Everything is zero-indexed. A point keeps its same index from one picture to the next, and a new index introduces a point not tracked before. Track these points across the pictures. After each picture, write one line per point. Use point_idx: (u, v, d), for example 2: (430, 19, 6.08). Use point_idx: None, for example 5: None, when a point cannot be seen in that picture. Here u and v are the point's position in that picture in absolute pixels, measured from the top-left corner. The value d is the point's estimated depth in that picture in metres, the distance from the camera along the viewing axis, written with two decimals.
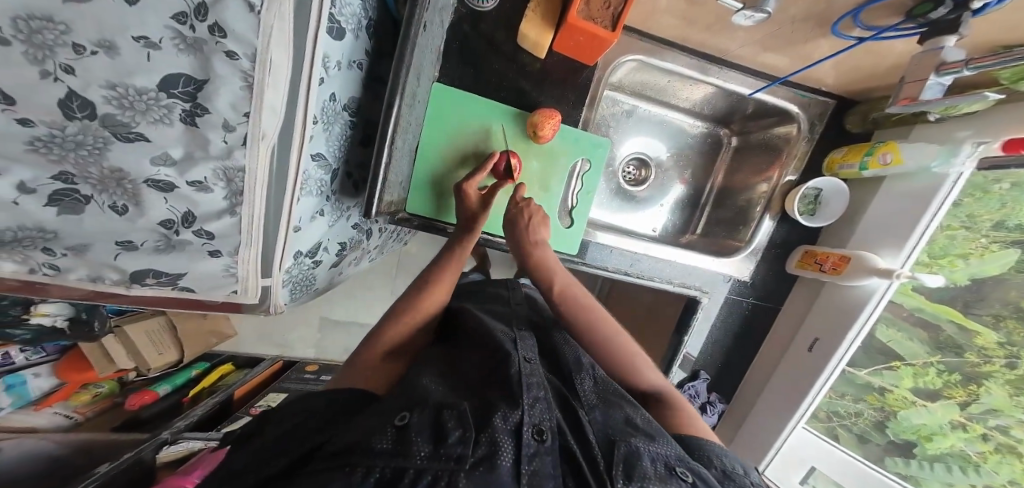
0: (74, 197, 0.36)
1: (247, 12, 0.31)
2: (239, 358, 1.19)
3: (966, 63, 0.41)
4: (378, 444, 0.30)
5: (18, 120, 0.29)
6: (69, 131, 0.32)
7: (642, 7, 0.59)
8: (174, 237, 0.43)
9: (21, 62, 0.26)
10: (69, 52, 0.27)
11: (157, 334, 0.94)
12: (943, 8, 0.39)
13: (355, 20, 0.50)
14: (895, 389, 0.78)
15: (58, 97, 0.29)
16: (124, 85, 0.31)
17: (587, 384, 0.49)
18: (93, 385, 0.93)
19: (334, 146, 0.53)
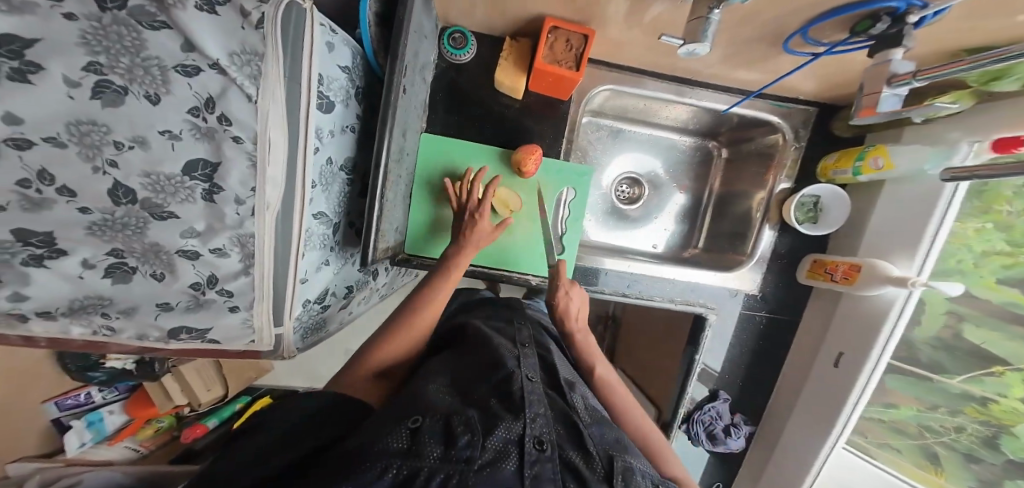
0: (124, 268, 0.45)
1: (246, 102, 0.39)
2: (277, 391, 1.19)
3: (913, 75, 0.38)
4: (391, 443, 0.32)
5: (80, 209, 0.40)
6: (118, 214, 0.41)
7: (606, 42, 0.63)
8: (201, 297, 0.50)
9: (77, 161, 0.37)
10: (112, 149, 0.37)
11: (207, 371, 1.05)
12: (881, 24, 0.37)
13: (344, 92, 0.56)
14: (1001, 400, 0.64)
15: (107, 188, 0.39)
16: (157, 173, 0.40)
17: (582, 404, 0.51)
18: (155, 420, 1.02)
19: (335, 202, 0.59)
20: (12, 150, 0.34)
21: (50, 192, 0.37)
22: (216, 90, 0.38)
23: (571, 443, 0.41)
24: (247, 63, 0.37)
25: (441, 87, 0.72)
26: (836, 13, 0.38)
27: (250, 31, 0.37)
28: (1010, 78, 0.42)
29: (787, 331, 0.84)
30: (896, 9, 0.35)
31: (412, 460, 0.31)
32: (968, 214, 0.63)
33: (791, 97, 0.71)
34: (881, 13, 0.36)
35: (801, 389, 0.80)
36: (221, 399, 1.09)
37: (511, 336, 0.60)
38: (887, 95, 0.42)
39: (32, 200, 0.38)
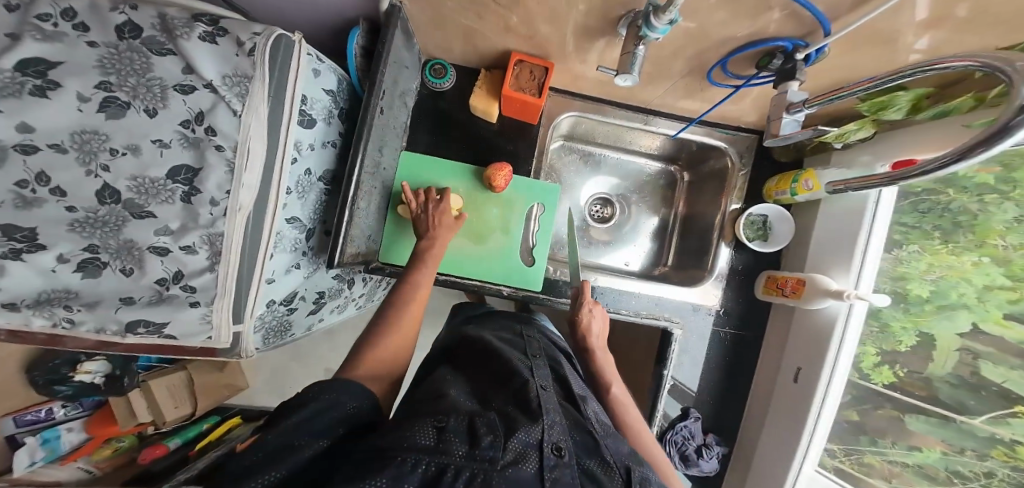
0: (95, 263, 0.47)
1: (232, 115, 0.45)
2: (248, 411, 1.18)
3: (806, 102, 0.43)
4: (420, 439, 0.31)
5: (67, 207, 0.44)
6: (100, 213, 0.45)
7: (568, 74, 0.70)
8: (165, 292, 0.50)
9: (75, 165, 0.43)
10: (107, 155, 0.44)
11: (178, 389, 0.99)
12: (777, 60, 0.44)
13: (327, 111, 0.60)
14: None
15: (96, 189, 0.44)
16: (143, 177, 0.45)
17: (594, 415, 0.52)
18: (115, 440, 0.99)
19: (310, 209, 0.63)
20: (18, 155, 0.41)
21: (44, 192, 0.43)
22: (206, 106, 0.45)
23: (588, 453, 0.42)
24: (236, 83, 0.45)
25: (423, 111, 0.79)
26: (742, 51, 0.45)
27: (242, 58, 0.45)
28: (896, 107, 0.48)
29: (753, 347, 0.86)
30: (785, 47, 0.43)
31: (441, 455, 0.30)
32: (963, 248, 0.60)
33: (737, 126, 0.78)
34: (776, 50, 0.43)
35: (767, 403, 0.80)
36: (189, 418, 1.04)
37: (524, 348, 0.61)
38: (788, 120, 0.46)
39: (25, 199, 0.43)
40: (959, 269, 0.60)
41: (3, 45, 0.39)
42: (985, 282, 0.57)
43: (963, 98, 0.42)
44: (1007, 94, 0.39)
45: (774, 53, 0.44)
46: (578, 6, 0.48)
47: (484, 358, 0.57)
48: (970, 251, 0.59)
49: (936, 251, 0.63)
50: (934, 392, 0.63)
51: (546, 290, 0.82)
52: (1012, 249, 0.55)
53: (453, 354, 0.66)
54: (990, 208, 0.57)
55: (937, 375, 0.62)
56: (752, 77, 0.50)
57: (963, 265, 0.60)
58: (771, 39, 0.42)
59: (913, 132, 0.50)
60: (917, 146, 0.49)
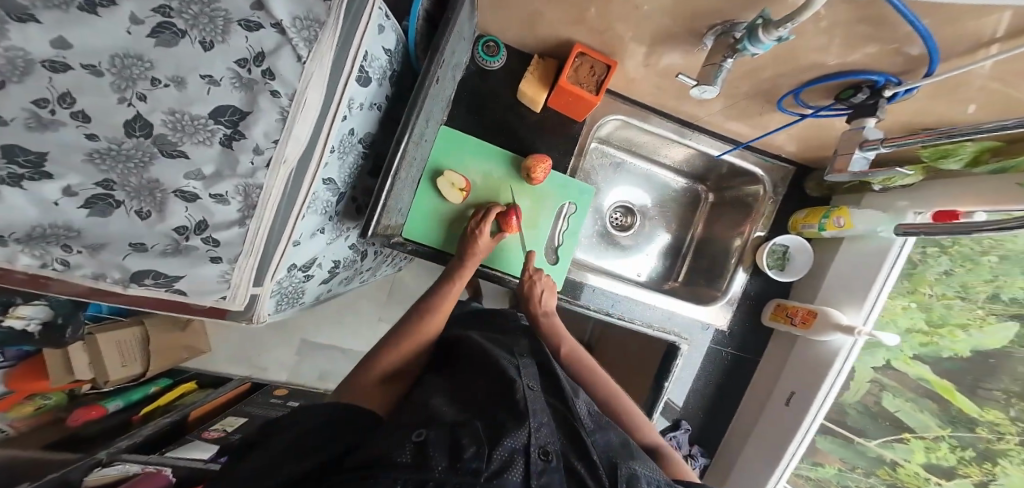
0: (107, 201, 0.40)
1: (295, 62, 0.38)
2: (204, 377, 1.16)
3: (884, 141, 0.46)
4: (397, 457, 0.34)
5: (87, 134, 0.35)
6: (125, 146, 0.37)
7: (623, 76, 0.69)
8: (183, 242, 0.45)
9: (108, 91, 0.34)
10: (145, 84, 0.34)
11: (128, 346, 0.95)
12: (861, 94, 0.45)
13: (381, 72, 0.56)
14: (907, 465, 0.76)
15: (126, 118, 0.35)
16: (182, 112, 0.37)
17: (585, 410, 0.54)
18: (39, 397, 0.87)
19: (346, 172, 0.58)
20: (45, 72, 0.31)
21: (64, 115, 0.33)
22: (270, 47, 0.36)
23: (576, 453, 0.43)
24: (307, 29, 0.37)
25: (466, 89, 0.75)
26: (826, 80, 0.46)
27: None
28: (954, 158, 0.53)
29: (747, 369, 0.90)
30: (875, 82, 0.44)
31: (418, 471, 0.32)
32: (897, 292, 0.74)
33: (775, 154, 0.80)
34: (864, 83, 0.45)
35: (754, 424, 0.84)
36: (135, 381, 1.02)
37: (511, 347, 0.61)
38: (858, 156, 0.49)
39: (40, 120, 0.33)
40: (892, 310, 0.75)
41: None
42: (907, 325, 0.74)
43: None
44: None
45: (860, 87, 0.46)
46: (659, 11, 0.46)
47: (474, 357, 0.57)
48: (903, 296, 0.74)
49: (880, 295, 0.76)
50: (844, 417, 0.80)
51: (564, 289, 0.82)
52: (935, 297, 0.72)
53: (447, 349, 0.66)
54: (928, 260, 0.72)
55: (850, 402, 0.80)
56: (825, 108, 0.52)
57: (894, 308, 0.75)
58: (861, 72, 0.43)
59: (962, 184, 0.56)
60: (964, 197, 0.55)
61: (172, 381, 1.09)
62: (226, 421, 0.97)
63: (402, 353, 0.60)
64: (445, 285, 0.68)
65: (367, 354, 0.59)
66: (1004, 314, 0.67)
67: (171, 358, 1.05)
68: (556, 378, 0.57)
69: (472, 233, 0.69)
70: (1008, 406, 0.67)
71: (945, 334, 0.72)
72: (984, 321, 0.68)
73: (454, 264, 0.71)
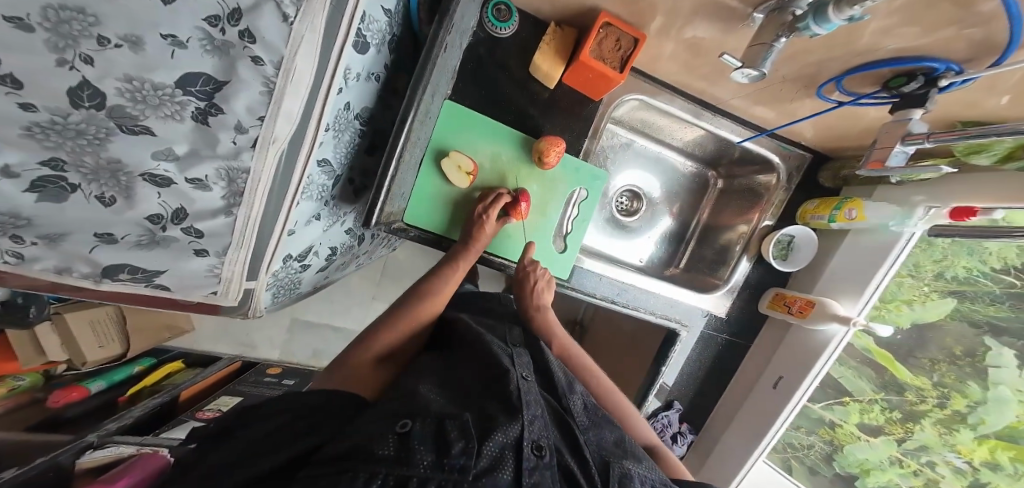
0: (61, 185, 0.32)
1: (280, 22, 0.30)
2: (192, 356, 1.08)
3: (927, 136, 0.45)
4: (379, 449, 0.31)
5: (21, 104, 0.26)
6: (72, 119, 0.29)
7: (649, 52, 0.63)
8: (159, 233, 0.39)
9: (42, 49, 0.24)
10: (93, 44, 0.25)
11: (103, 324, 0.88)
12: (914, 83, 0.42)
13: (380, 35, 0.47)
14: (844, 425, 0.88)
15: (70, 85, 0.26)
16: (141, 79, 0.29)
17: (580, 402, 0.53)
18: (12, 378, 0.78)
19: (342, 152, 0.51)
20: None
21: None
22: (248, 2, 0.28)
23: (569, 450, 0.43)
24: None
25: (473, 58, 0.68)
26: (879, 67, 0.43)
27: None
28: (987, 153, 0.50)
29: (740, 355, 0.92)
30: (932, 70, 0.41)
31: (399, 466, 0.31)
32: None
33: (793, 142, 0.77)
34: (919, 72, 0.42)
35: (741, 404, 0.87)
36: (117, 360, 0.93)
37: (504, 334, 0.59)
38: (897, 151, 0.49)
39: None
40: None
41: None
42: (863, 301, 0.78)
43: None
44: None
45: (914, 74, 0.43)
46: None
47: (466, 345, 0.55)
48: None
49: None
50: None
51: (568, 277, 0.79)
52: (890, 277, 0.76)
53: (440, 335, 0.64)
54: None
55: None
56: (867, 96, 0.49)
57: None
58: (924, 58, 0.40)
59: (984, 183, 0.55)
60: (982, 196, 0.55)
61: (157, 360, 1.02)
62: (222, 401, 0.93)
63: (397, 338, 0.56)
64: (447, 270, 0.64)
65: (361, 333, 0.56)
66: (944, 290, 0.76)
67: (153, 338, 0.96)
68: (549, 368, 0.56)
69: (478, 219, 0.65)
70: (931, 372, 0.78)
71: (892, 309, 0.77)
72: (927, 297, 0.76)
73: (456, 249, 0.66)
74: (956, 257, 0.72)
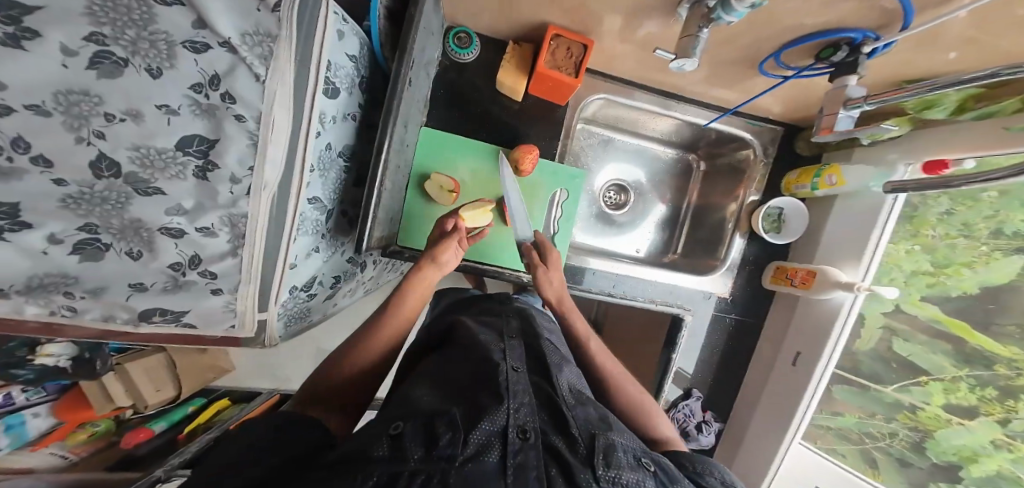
0: (95, 245, 0.38)
1: (253, 81, 0.37)
2: (236, 392, 1.15)
3: (866, 98, 0.46)
4: (375, 452, 0.31)
5: (55, 180, 0.34)
6: (96, 188, 0.36)
7: (604, 53, 0.68)
8: (181, 278, 0.44)
9: (61, 130, 0.32)
10: (101, 120, 0.33)
11: (156, 371, 0.94)
12: (842, 51, 0.44)
13: (349, 80, 0.53)
14: (926, 407, 0.74)
15: (90, 158, 0.34)
16: (147, 147, 0.35)
17: (567, 385, 0.52)
18: (90, 424, 0.91)
19: (330, 188, 0.57)
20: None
21: (22, 161, 0.32)
22: (223, 69, 0.35)
23: (555, 430, 0.41)
24: (259, 43, 0.35)
25: (443, 84, 0.74)
26: (806, 40, 0.45)
27: (265, 13, 0.35)
28: (940, 107, 0.53)
29: (753, 333, 0.90)
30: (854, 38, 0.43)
31: (396, 464, 0.30)
32: (901, 235, 0.73)
33: (760, 116, 0.79)
34: (844, 42, 0.44)
35: (763, 385, 0.85)
36: (173, 400, 1.00)
37: (498, 329, 0.61)
38: (843, 116, 0.50)
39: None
40: (894, 256, 0.74)
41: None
42: (912, 268, 0.73)
43: (1010, 101, 0.46)
44: None
45: (841, 44, 0.45)
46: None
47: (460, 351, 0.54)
48: (906, 239, 0.73)
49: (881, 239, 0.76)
50: (858, 365, 0.80)
51: (575, 278, 0.83)
52: (939, 238, 0.71)
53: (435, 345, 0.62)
54: (927, 202, 0.71)
55: (862, 350, 0.80)
56: (806, 69, 0.51)
57: (897, 252, 0.74)
58: (844, 30, 0.42)
59: (944, 132, 0.56)
60: (951, 145, 0.54)
61: (206, 399, 1.07)
62: None
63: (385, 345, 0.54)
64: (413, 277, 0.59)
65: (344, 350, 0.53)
66: (1009, 248, 0.64)
67: (197, 376, 1.04)
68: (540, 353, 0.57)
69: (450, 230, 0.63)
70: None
71: (951, 274, 0.70)
72: (992, 256, 0.66)
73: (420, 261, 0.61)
74: (1009, 211, 0.64)
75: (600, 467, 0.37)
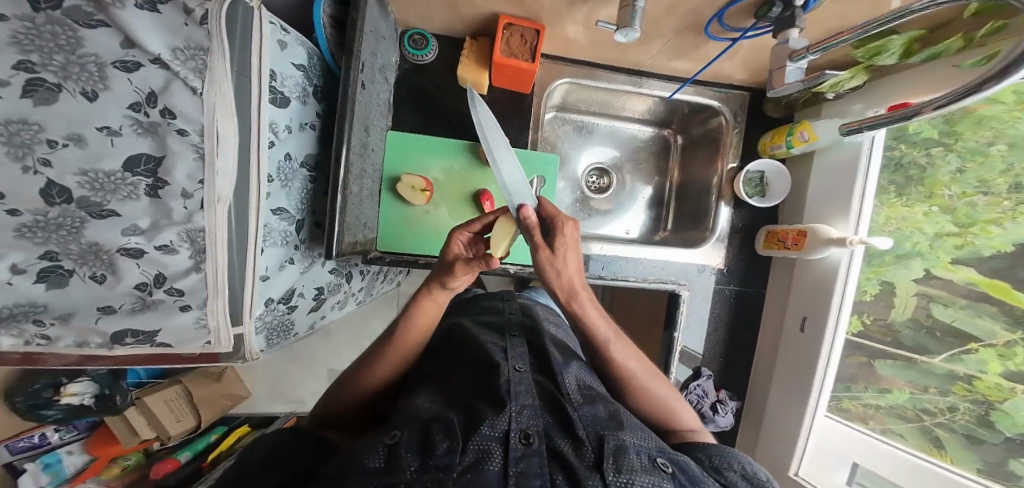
0: (59, 272, 0.40)
1: (191, 95, 0.37)
2: (255, 418, 1.15)
3: (809, 49, 0.45)
4: (369, 462, 0.27)
5: (8, 210, 0.35)
6: (51, 215, 0.36)
7: (558, 38, 0.67)
8: (148, 297, 0.45)
9: (6, 161, 0.33)
10: (45, 148, 0.34)
11: (177, 403, 0.98)
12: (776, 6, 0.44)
13: (300, 89, 0.55)
14: (983, 377, 0.58)
15: (40, 187, 0.35)
16: (94, 171, 0.36)
17: (575, 380, 0.47)
18: (122, 458, 0.96)
19: (296, 199, 0.58)
20: None
21: None
22: (159, 85, 0.36)
23: (561, 432, 0.36)
24: (191, 57, 0.36)
25: (405, 88, 0.75)
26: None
27: (194, 27, 0.36)
28: (889, 52, 0.49)
29: (756, 304, 0.82)
30: None
31: (389, 475, 0.26)
32: (914, 199, 0.66)
33: (724, 83, 0.77)
34: None
35: (776, 352, 0.77)
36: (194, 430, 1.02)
37: (500, 329, 0.57)
38: (791, 68, 0.49)
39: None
40: (913, 220, 0.65)
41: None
42: (936, 230, 0.63)
43: (952, 40, 0.44)
44: (1000, 30, 0.41)
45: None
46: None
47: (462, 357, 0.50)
48: (921, 202, 0.65)
49: (892, 204, 0.68)
50: (896, 336, 0.67)
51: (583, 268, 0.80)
52: (956, 197, 0.61)
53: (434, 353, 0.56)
54: (936, 161, 0.63)
55: (898, 321, 0.67)
56: (749, 29, 0.51)
57: (915, 216, 0.66)
58: None
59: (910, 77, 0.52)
60: (911, 89, 0.52)
61: (228, 427, 1.09)
62: None
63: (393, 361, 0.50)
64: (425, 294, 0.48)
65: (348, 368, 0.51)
66: None
67: (217, 407, 1.04)
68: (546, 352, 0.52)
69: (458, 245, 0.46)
70: None
71: (978, 233, 0.58)
72: (1019, 211, 0.54)
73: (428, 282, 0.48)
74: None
75: (609, 471, 0.30)
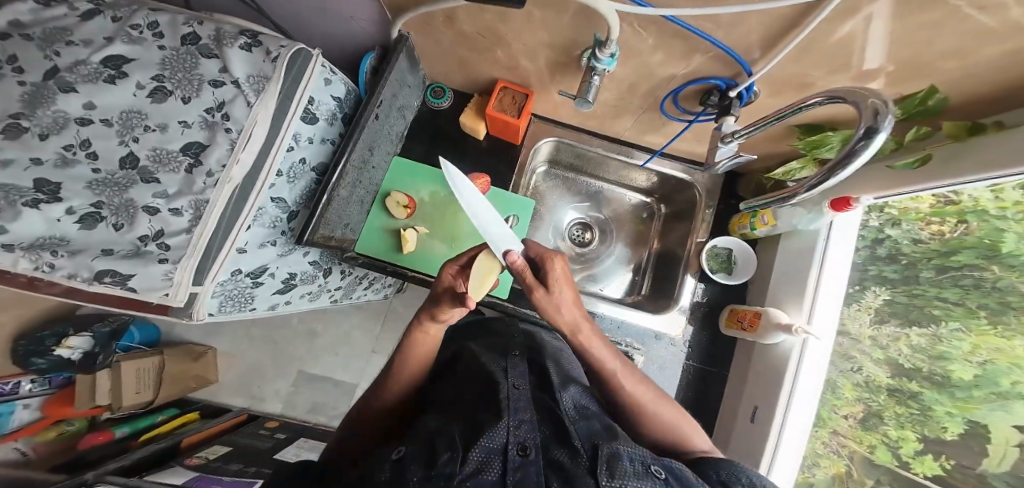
0: (96, 217, 0.52)
1: (245, 106, 0.54)
2: (208, 408, 1.14)
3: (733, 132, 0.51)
4: (378, 477, 0.28)
5: (93, 169, 0.53)
6: (116, 175, 0.53)
7: (550, 102, 0.78)
8: (143, 248, 0.53)
9: (114, 136, 0.54)
10: (141, 130, 0.54)
11: (147, 375, 1.03)
12: (714, 97, 0.54)
13: (331, 114, 0.68)
14: None
15: (122, 155, 0.54)
16: (162, 149, 0.54)
17: (571, 402, 0.46)
18: (64, 422, 0.98)
19: (297, 194, 0.67)
20: (76, 126, 0.53)
21: (82, 155, 0.53)
22: (228, 99, 0.55)
23: (557, 444, 0.36)
24: (256, 82, 0.55)
25: (419, 126, 0.87)
26: (685, 87, 0.54)
27: (266, 63, 0.55)
28: (827, 148, 0.51)
29: (716, 386, 0.77)
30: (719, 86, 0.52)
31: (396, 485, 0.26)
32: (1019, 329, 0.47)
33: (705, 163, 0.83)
34: (711, 88, 0.53)
35: (728, 444, 0.70)
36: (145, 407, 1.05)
37: (503, 349, 0.57)
38: (722, 148, 0.54)
39: (65, 159, 0.52)
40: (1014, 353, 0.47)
41: (101, 45, 0.54)
42: None
43: None
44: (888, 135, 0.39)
45: (712, 92, 0.54)
46: (562, 50, 0.59)
47: (465, 376, 0.51)
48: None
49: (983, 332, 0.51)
50: None
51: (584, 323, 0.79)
52: None
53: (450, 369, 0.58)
54: None
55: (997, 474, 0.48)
56: (699, 113, 0.59)
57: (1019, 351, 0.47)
58: (706, 77, 0.51)
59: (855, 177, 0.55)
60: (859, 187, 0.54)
61: (179, 410, 1.10)
62: (211, 449, 0.92)
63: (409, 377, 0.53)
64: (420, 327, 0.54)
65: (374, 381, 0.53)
66: None
67: (179, 387, 1.08)
68: (545, 372, 0.52)
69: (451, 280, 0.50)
70: None
71: None
72: None
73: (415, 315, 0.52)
74: None
75: (603, 476, 0.31)
